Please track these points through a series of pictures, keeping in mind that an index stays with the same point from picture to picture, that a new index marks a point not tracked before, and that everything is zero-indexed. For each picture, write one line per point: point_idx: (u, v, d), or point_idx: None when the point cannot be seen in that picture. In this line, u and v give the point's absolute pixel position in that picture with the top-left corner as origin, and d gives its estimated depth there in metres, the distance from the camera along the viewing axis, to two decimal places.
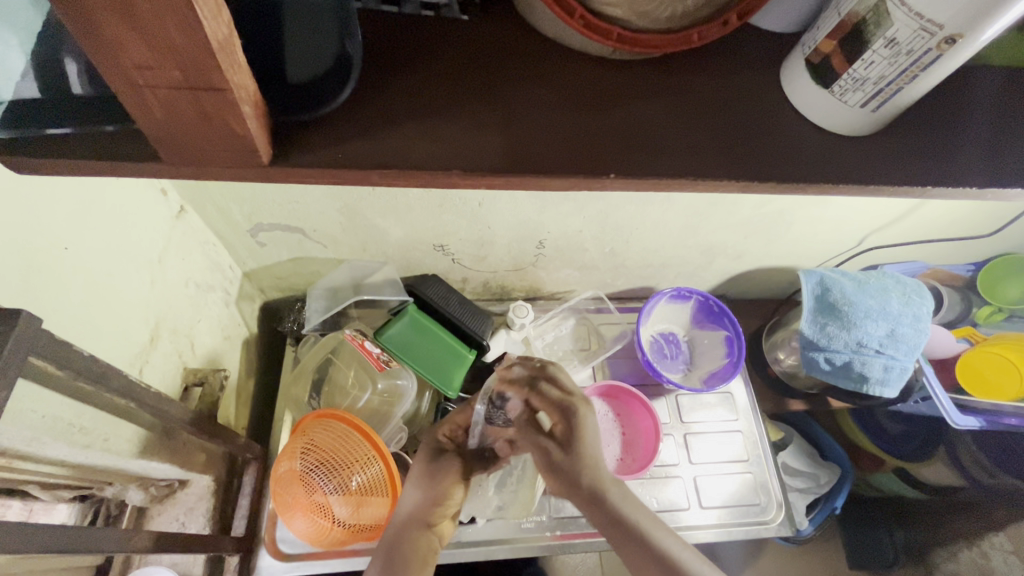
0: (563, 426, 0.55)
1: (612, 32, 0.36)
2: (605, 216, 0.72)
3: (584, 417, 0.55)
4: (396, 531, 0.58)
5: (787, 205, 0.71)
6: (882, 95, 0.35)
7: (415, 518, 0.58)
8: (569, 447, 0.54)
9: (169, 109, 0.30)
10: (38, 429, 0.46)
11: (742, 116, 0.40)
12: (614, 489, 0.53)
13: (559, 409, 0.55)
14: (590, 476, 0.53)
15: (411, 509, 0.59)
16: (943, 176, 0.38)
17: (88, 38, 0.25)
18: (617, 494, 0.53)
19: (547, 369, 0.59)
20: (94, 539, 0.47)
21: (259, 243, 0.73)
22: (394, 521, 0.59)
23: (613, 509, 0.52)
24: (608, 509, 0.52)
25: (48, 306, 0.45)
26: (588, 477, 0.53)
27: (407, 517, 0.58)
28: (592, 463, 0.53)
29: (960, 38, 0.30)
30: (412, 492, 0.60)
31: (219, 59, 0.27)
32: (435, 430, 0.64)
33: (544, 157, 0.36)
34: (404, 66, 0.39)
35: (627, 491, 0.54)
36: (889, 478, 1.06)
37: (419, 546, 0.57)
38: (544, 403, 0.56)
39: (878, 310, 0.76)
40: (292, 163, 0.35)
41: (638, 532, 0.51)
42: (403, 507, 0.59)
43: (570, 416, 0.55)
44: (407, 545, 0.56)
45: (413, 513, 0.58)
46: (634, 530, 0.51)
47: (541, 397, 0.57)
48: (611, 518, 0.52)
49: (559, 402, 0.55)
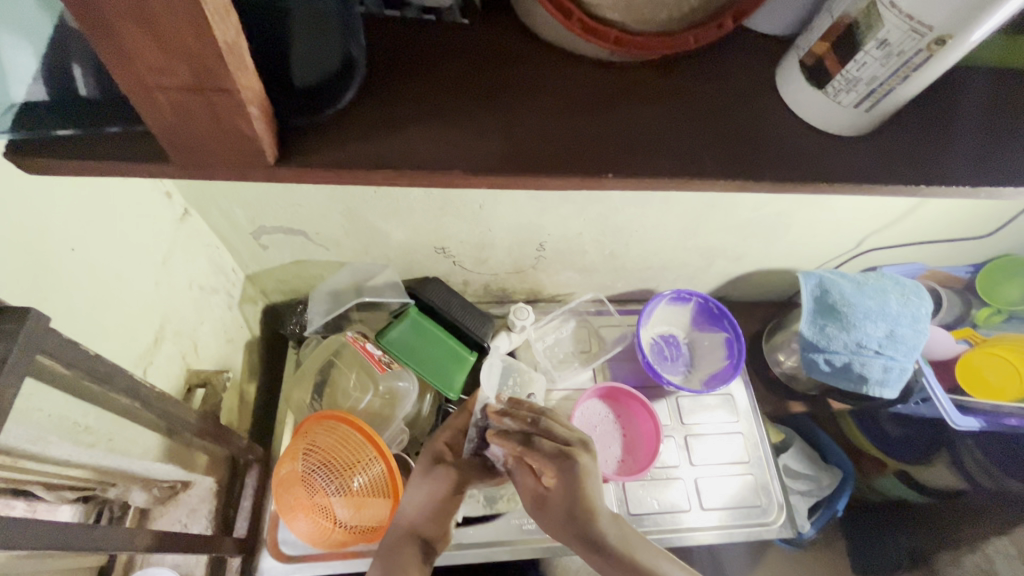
0: (557, 480, 0.55)
1: (612, 36, 0.37)
2: (604, 219, 0.72)
3: (581, 470, 0.54)
4: (395, 542, 0.58)
5: (785, 207, 0.72)
6: (874, 95, 0.36)
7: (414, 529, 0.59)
8: (558, 496, 0.55)
9: (177, 110, 0.31)
10: (44, 428, 0.46)
11: (737, 115, 0.40)
12: (611, 530, 0.54)
13: (553, 464, 0.54)
14: (583, 520, 0.54)
15: (409, 522, 0.59)
16: (934, 175, 0.39)
17: (103, 40, 0.26)
18: (611, 534, 0.54)
19: (540, 420, 0.58)
20: (98, 538, 0.47)
21: (262, 246, 0.74)
22: (392, 530, 0.59)
23: (609, 548, 0.53)
24: (606, 549, 0.53)
25: (54, 305, 0.45)
26: (583, 524, 0.54)
27: (404, 531, 0.58)
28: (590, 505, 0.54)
29: (949, 39, 0.31)
30: (410, 503, 0.60)
31: (228, 60, 0.27)
32: (439, 433, 0.64)
33: (543, 158, 0.37)
34: (405, 68, 0.40)
35: (625, 526, 0.55)
36: (891, 482, 1.06)
37: (414, 557, 0.58)
38: (537, 460, 0.55)
39: (877, 311, 0.77)
40: (295, 163, 0.36)
41: (634, 562, 0.52)
42: (402, 519, 0.59)
43: (566, 469, 0.54)
44: (404, 553, 0.57)
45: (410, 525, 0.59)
46: (631, 563, 0.52)
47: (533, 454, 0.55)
48: (605, 555, 0.53)
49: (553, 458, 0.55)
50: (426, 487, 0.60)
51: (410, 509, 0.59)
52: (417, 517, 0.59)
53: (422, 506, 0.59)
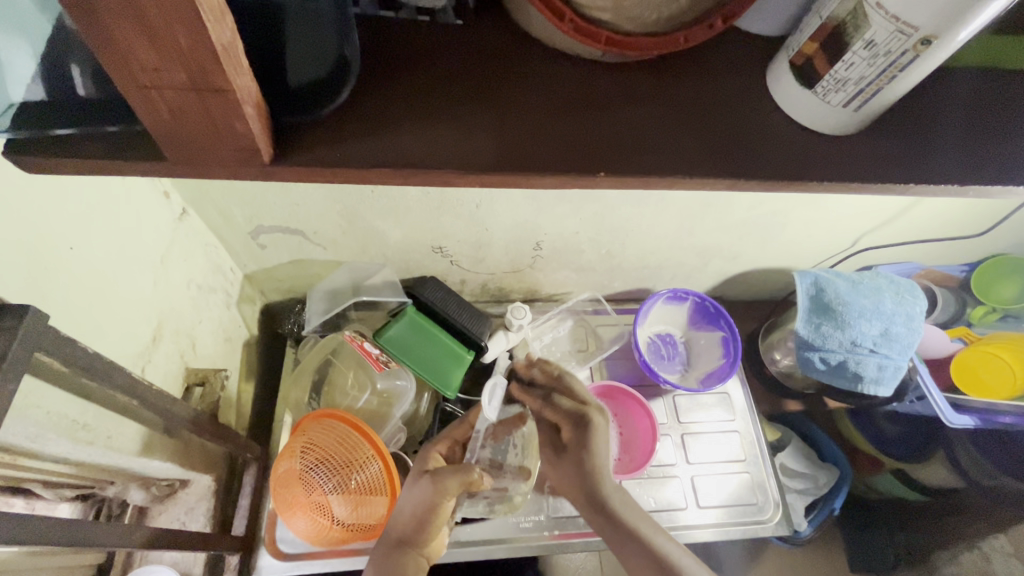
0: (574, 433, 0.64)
1: (602, 36, 0.37)
2: (601, 218, 0.73)
3: (593, 424, 0.63)
4: (385, 551, 0.58)
5: (780, 206, 0.72)
6: (863, 95, 0.37)
7: (405, 537, 0.58)
8: (574, 445, 0.64)
9: (174, 110, 0.31)
10: (41, 425, 0.46)
11: (728, 115, 0.41)
12: (616, 499, 0.60)
13: (569, 418, 0.65)
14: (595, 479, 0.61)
15: (399, 528, 0.58)
16: (922, 174, 0.40)
17: (101, 42, 0.27)
18: (619, 501, 0.60)
19: (563, 378, 0.68)
20: (96, 535, 0.47)
21: (260, 245, 0.74)
22: (383, 538, 0.59)
23: (618, 517, 0.59)
24: (612, 515, 0.59)
25: (51, 303, 0.46)
26: (594, 478, 0.61)
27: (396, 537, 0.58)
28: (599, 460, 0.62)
29: (935, 40, 0.32)
30: (403, 508, 0.59)
31: (223, 61, 0.28)
32: (433, 445, 0.65)
33: (535, 157, 0.37)
34: (399, 68, 0.40)
35: (629, 500, 0.61)
36: (888, 480, 1.06)
37: (408, 563, 0.57)
38: (555, 413, 0.66)
39: (871, 310, 0.77)
40: (291, 163, 0.36)
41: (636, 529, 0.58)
42: (393, 524, 0.59)
43: (581, 424, 0.64)
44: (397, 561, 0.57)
45: (401, 531, 0.58)
46: (632, 530, 0.58)
47: (553, 408, 0.66)
48: (614, 522, 0.59)
49: (569, 413, 0.65)
50: (412, 494, 0.58)
51: (400, 513, 0.58)
52: (408, 523, 0.58)
53: (410, 510, 0.57)
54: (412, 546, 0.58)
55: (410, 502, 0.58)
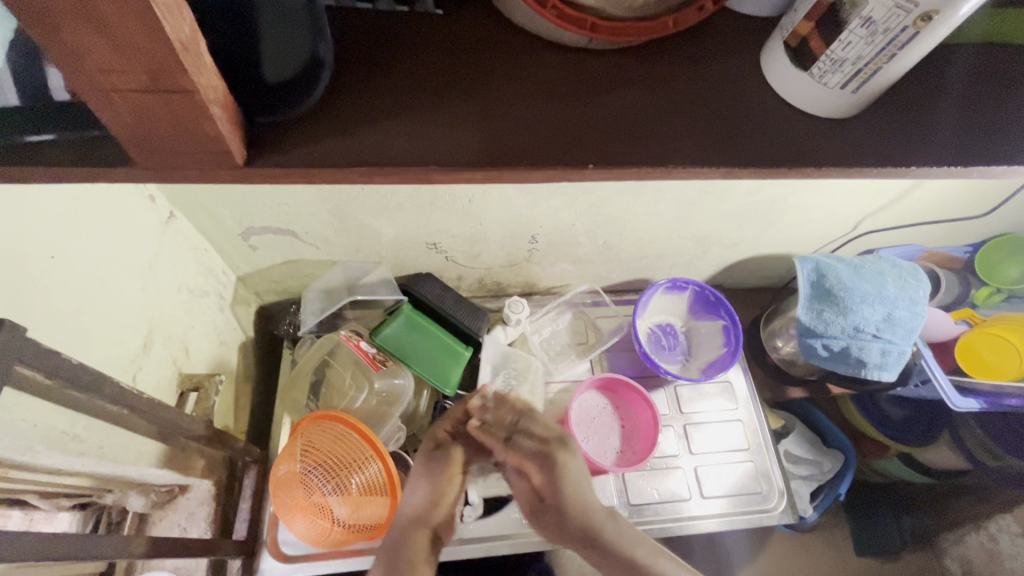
0: (543, 480, 0.55)
1: (587, 21, 0.36)
2: (597, 208, 0.71)
3: (562, 469, 0.55)
4: (397, 532, 0.56)
5: (779, 191, 0.71)
6: (860, 75, 0.35)
7: (417, 517, 0.56)
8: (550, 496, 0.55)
9: (138, 112, 0.30)
10: (30, 438, 0.45)
11: (724, 101, 0.39)
12: (596, 522, 0.54)
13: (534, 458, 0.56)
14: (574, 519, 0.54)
15: (413, 508, 0.57)
16: (924, 155, 0.38)
17: (51, 42, 0.25)
18: (603, 527, 0.54)
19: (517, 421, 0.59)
20: (93, 547, 0.47)
21: (252, 247, 0.73)
22: (397, 523, 0.57)
23: (600, 542, 0.54)
24: (596, 544, 0.54)
25: (37, 315, 0.45)
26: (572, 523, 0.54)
27: (409, 517, 0.56)
28: (578, 503, 0.54)
29: (936, 15, 0.30)
30: (416, 490, 0.57)
31: (183, 59, 0.27)
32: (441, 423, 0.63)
33: (520, 151, 0.36)
34: (382, 66, 0.39)
35: (621, 522, 0.55)
36: (893, 463, 1.05)
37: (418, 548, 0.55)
38: (517, 456, 0.56)
39: (874, 294, 0.76)
40: (265, 164, 0.35)
41: (617, 551, 0.54)
42: (405, 507, 0.57)
43: (548, 466, 0.55)
44: (407, 544, 0.54)
45: (413, 511, 0.56)
46: (617, 552, 0.54)
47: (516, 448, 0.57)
48: (603, 551, 0.54)
49: (531, 457, 0.56)
50: (424, 474, 0.58)
51: (411, 498, 0.57)
52: (419, 504, 0.57)
53: (423, 490, 0.57)
54: (425, 525, 0.56)
55: (425, 481, 0.57)
